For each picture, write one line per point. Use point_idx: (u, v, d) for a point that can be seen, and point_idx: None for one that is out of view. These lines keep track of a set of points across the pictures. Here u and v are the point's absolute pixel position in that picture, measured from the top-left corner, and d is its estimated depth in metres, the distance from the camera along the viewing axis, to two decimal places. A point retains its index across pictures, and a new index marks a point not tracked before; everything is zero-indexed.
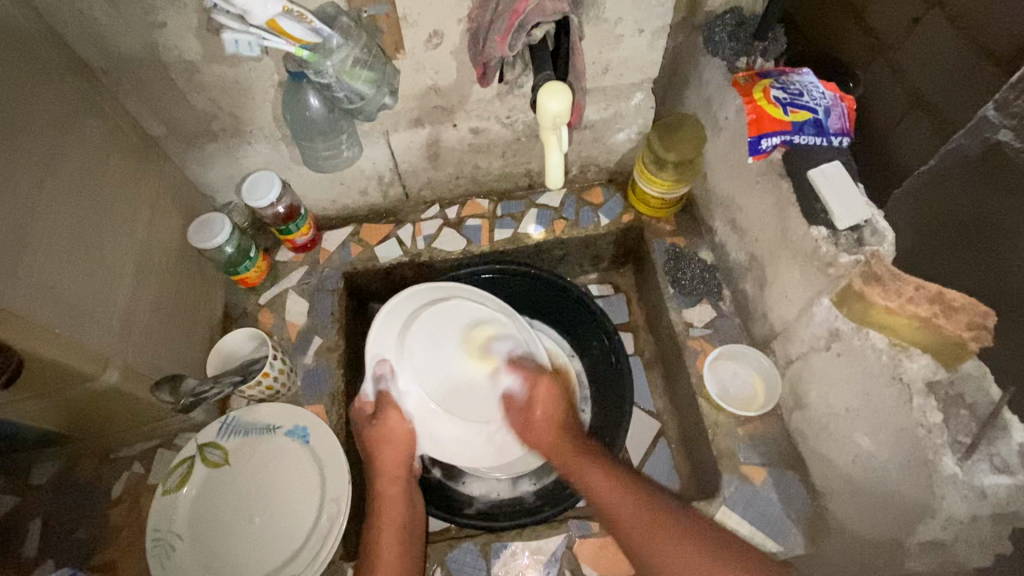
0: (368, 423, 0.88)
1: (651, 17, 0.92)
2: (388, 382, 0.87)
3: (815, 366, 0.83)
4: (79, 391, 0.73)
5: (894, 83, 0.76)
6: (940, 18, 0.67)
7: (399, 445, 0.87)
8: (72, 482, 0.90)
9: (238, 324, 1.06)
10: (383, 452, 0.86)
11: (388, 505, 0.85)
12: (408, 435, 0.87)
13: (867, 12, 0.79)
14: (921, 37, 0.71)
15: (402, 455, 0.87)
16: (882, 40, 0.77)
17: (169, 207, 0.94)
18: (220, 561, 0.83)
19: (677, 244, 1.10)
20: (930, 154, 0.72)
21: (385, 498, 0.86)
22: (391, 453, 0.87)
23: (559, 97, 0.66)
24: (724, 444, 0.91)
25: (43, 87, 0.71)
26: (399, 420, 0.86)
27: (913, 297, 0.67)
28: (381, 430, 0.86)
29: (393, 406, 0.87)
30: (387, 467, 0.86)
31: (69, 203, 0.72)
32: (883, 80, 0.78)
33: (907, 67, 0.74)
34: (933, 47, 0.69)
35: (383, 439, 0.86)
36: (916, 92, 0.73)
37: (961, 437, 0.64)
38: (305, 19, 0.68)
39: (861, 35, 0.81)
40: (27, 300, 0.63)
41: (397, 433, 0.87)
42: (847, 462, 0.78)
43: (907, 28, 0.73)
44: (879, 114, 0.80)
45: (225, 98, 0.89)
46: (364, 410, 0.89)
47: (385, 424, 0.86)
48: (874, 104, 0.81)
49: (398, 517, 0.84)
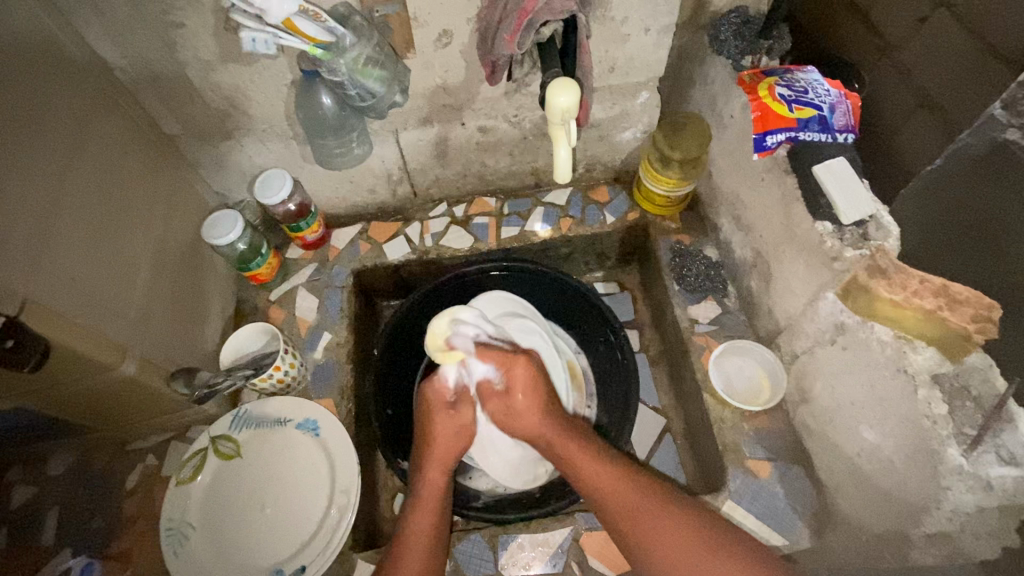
0: (442, 410, 0.85)
1: (657, 16, 0.93)
2: (473, 377, 0.86)
3: (820, 360, 0.83)
4: (97, 382, 0.75)
5: (899, 83, 0.77)
6: (945, 17, 0.67)
7: (459, 442, 0.86)
8: (87, 472, 0.92)
9: (249, 319, 1.08)
10: (438, 440, 0.85)
11: (431, 494, 0.82)
12: (470, 435, 0.86)
13: (872, 12, 0.79)
14: (925, 36, 0.71)
15: (456, 450, 0.85)
16: (887, 40, 0.78)
17: (183, 204, 0.96)
18: (232, 551, 0.85)
19: (682, 241, 1.11)
20: (936, 152, 0.72)
21: (428, 485, 0.83)
22: (450, 445, 0.85)
23: (569, 91, 0.68)
24: (730, 439, 0.91)
25: (65, 86, 0.73)
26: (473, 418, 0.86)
27: (918, 289, 0.68)
28: (456, 418, 0.85)
29: (472, 403, 0.86)
30: (443, 458, 0.84)
31: (91, 199, 0.74)
32: (889, 81, 0.78)
33: (913, 66, 0.74)
34: (938, 45, 0.69)
35: (453, 428, 0.85)
36: (923, 91, 0.73)
37: (967, 429, 0.64)
38: (320, 18, 0.70)
39: (865, 34, 0.81)
40: (50, 292, 0.65)
41: (466, 427, 0.86)
42: (852, 454, 0.78)
43: (912, 27, 0.73)
44: (884, 113, 0.80)
45: (240, 98, 0.91)
46: (442, 395, 0.86)
47: (460, 416, 0.86)
48: (879, 104, 0.81)
49: (436, 506, 0.81)
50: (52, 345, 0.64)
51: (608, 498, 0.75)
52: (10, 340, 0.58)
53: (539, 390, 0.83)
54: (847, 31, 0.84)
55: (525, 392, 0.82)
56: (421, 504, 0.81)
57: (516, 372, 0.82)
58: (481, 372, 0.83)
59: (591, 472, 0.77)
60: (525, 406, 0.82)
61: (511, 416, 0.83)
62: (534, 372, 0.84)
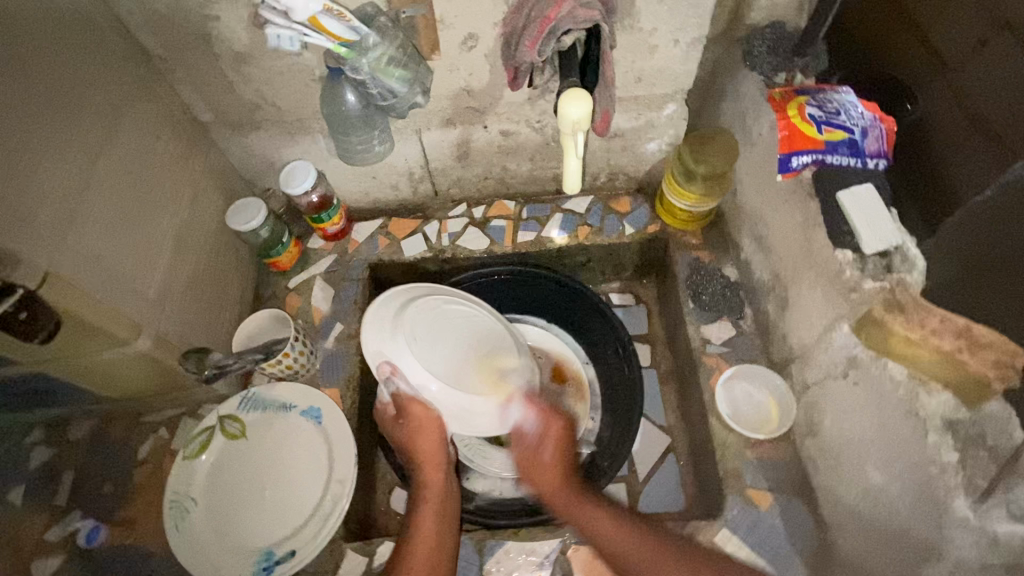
0: (394, 424, 0.93)
1: (687, 28, 0.91)
2: (397, 384, 0.90)
3: (831, 394, 0.80)
4: (113, 353, 0.78)
5: (953, 106, 0.69)
6: (1009, 40, 0.61)
7: (432, 432, 0.90)
8: (104, 438, 0.97)
9: (266, 305, 1.11)
10: (421, 446, 0.89)
11: (433, 493, 0.88)
12: (437, 422, 0.90)
13: (929, 31, 0.72)
14: (990, 56, 0.63)
15: (436, 441, 0.89)
16: (946, 61, 0.70)
17: (210, 189, 0.99)
18: (229, 529, 0.87)
19: (701, 258, 1.09)
20: (987, 181, 0.63)
21: (429, 486, 0.88)
22: (425, 441, 0.89)
23: (581, 104, 0.67)
24: (732, 465, 0.89)
25: (105, 73, 0.77)
26: (424, 411, 0.90)
27: (937, 329, 0.65)
28: (410, 426, 0.90)
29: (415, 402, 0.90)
30: (427, 456, 0.89)
31: (118, 179, 0.77)
32: (943, 104, 0.71)
33: (969, 90, 0.66)
34: (999, 69, 0.62)
35: (417, 432, 0.90)
36: (978, 117, 0.65)
37: (978, 480, 0.60)
38: (344, 16, 0.71)
39: (921, 56, 0.74)
40: (74, 267, 0.68)
41: (425, 423, 0.89)
42: (857, 494, 0.75)
43: (973, 49, 0.66)
44: (934, 141, 0.72)
45: (270, 91, 0.94)
46: (386, 412, 0.95)
47: (410, 422, 0.90)
48: (929, 131, 0.73)
49: (439, 506, 0.86)
50: (62, 321, 0.68)
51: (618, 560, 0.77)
52: (25, 311, 0.62)
53: (566, 451, 0.91)
54: (903, 51, 0.77)
55: (555, 443, 0.91)
56: (425, 505, 0.86)
57: (552, 427, 0.91)
58: (518, 417, 0.92)
59: (605, 526, 0.80)
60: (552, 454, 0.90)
61: (533, 467, 0.90)
62: (569, 432, 0.92)
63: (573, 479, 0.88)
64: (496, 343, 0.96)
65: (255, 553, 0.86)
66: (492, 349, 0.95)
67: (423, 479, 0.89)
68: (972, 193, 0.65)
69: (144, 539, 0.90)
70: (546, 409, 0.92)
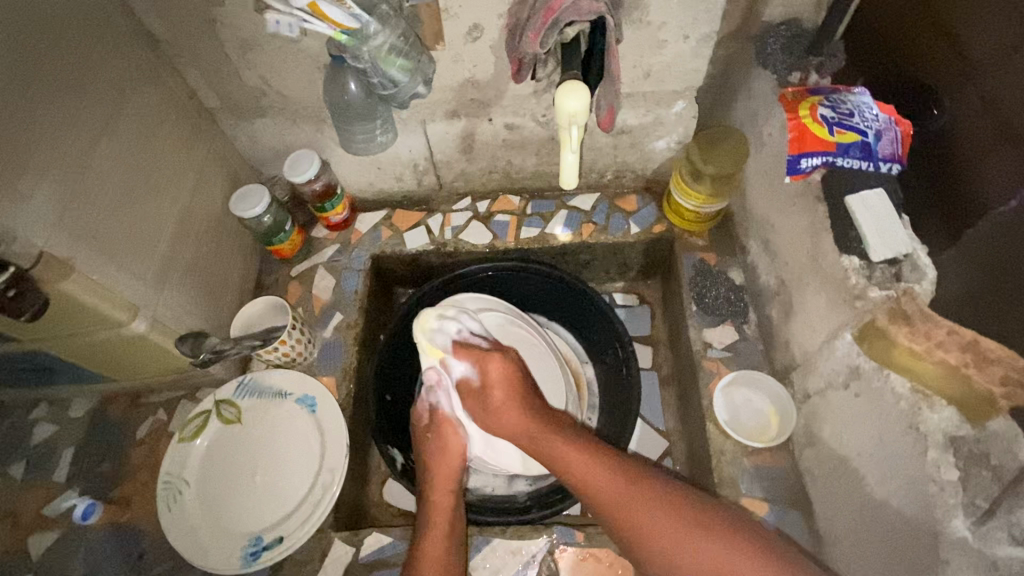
0: (425, 436, 0.92)
1: (697, 24, 0.90)
2: (438, 395, 0.91)
3: (832, 404, 0.78)
4: (108, 333, 0.79)
5: (983, 114, 0.64)
6: None
7: (455, 454, 0.89)
8: (103, 417, 0.99)
9: (268, 292, 1.12)
10: (438, 467, 0.89)
11: (441, 513, 0.83)
12: (462, 450, 0.90)
13: (959, 30, 0.67)
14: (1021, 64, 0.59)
15: (456, 462, 0.89)
16: (972, 62, 0.65)
17: (214, 175, 1.00)
18: (219, 513, 0.88)
19: (706, 260, 1.07)
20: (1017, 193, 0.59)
21: (436, 511, 0.84)
22: (446, 461, 0.89)
23: (578, 95, 0.66)
24: (727, 473, 0.87)
25: (109, 55, 0.78)
26: (456, 434, 0.90)
27: (943, 341, 0.62)
28: (436, 442, 0.91)
29: (448, 421, 0.90)
30: (443, 477, 0.88)
31: (119, 162, 0.77)
32: (971, 113, 0.66)
33: (1001, 96, 0.62)
34: None
35: (438, 450, 0.90)
36: (1009, 122, 0.60)
37: (979, 501, 0.58)
38: (344, 3, 0.69)
39: (950, 57, 0.69)
40: (70, 247, 0.68)
41: (453, 445, 0.90)
42: (854, 510, 0.73)
43: (1006, 52, 0.61)
44: (961, 146, 0.68)
45: (275, 78, 0.94)
46: (420, 420, 0.94)
47: (439, 437, 0.91)
48: (957, 136, 0.68)
49: (448, 519, 0.83)
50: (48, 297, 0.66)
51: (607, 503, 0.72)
52: (14, 290, 0.61)
53: (516, 385, 0.84)
54: (930, 51, 0.72)
55: (498, 383, 0.85)
56: (435, 518, 0.83)
57: (488, 371, 0.85)
58: (460, 370, 0.88)
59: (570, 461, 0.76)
60: (501, 399, 0.83)
61: (489, 415, 0.85)
62: (512, 368, 0.86)
63: (533, 404, 0.84)
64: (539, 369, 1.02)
65: (245, 538, 0.86)
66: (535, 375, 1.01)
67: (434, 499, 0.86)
68: (1002, 204, 0.61)
69: (138, 518, 0.92)
70: (479, 351, 0.88)
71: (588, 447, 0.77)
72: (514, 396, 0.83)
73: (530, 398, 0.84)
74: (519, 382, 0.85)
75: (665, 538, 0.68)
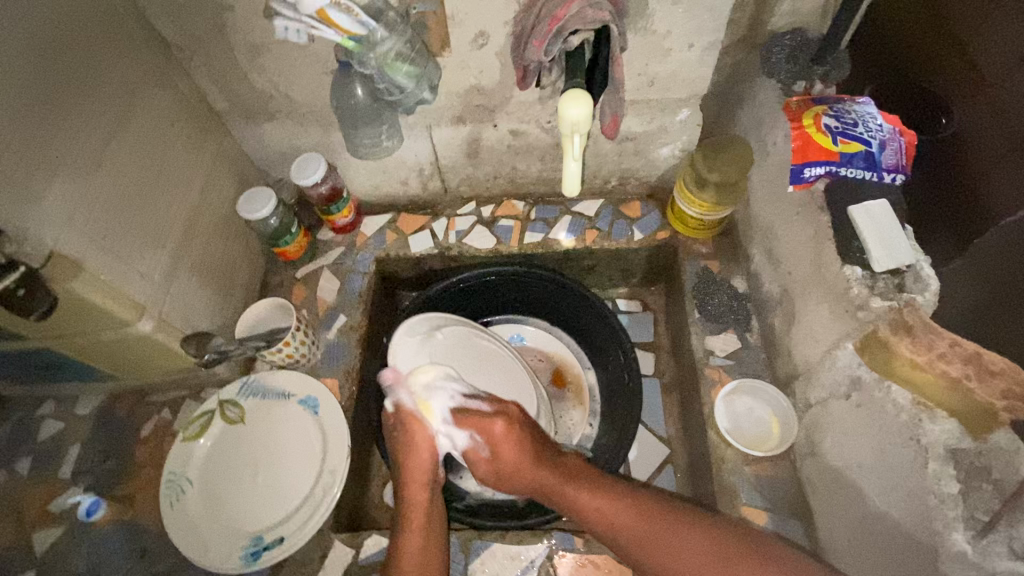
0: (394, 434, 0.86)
1: (703, 33, 0.90)
2: (403, 393, 0.87)
3: (833, 414, 0.78)
4: (115, 333, 0.80)
5: (991, 124, 0.64)
6: None
7: (422, 454, 0.83)
8: (110, 414, 1.00)
9: (273, 293, 1.13)
10: (408, 465, 0.84)
11: (416, 514, 0.81)
12: (431, 443, 0.83)
13: (971, 42, 0.67)
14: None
15: (426, 462, 0.83)
16: (985, 76, 0.65)
17: (222, 177, 1.01)
18: (220, 512, 0.89)
19: (710, 267, 1.07)
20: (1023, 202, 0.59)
21: (413, 508, 0.82)
22: (414, 463, 0.84)
23: (581, 104, 0.66)
24: (727, 482, 0.86)
25: (121, 57, 0.79)
26: (425, 433, 0.84)
27: (946, 353, 0.62)
28: (404, 443, 0.85)
29: (415, 420, 0.84)
30: (413, 477, 0.83)
31: (129, 163, 0.79)
32: (979, 122, 0.65)
33: (1005, 108, 0.62)
34: None
35: (407, 450, 0.84)
36: (1014, 133, 0.60)
37: (979, 515, 0.58)
38: (353, 12, 0.71)
39: (960, 68, 0.68)
40: (81, 247, 0.70)
41: (420, 444, 0.83)
42: (855, 520, 0.73)
43: (1015, 63, 0.61)
44: (965, 156, 0.68)
45: (284, 82, 0.95)
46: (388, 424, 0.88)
47: (408, 436, 0.84)
48: (963, 146, 0.68)
49: (424, 523, 0.81)
50: (57, 298, 0.67)
51: (624, 532, 0.72)
52: (25, 289, 0.62)
53: (522, 441, 0.80)
54: (940, 62, 0.72)
55: (503, 442, 0.80)
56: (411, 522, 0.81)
57: (490, 432, 0.80)
58: (463, 439, 0.83)
59: (584, 499, 0.75)
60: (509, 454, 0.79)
61: (504, 477, 0.81)
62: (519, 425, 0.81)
63: (543, 455, 0.80)
64: (505, 379, 0.98)
65: (244, 538, 0.87)
66: (500, 386, 0.97)
67: (408, 498, 0.83)
68: (1005, 214, 0.61)
69: (142, 515, 0.93)
70: (481, 416, 0.82)
71: (611, 491, 0.75)
72: (522, 450, 0.79)
73: (539, 447, 0.81)
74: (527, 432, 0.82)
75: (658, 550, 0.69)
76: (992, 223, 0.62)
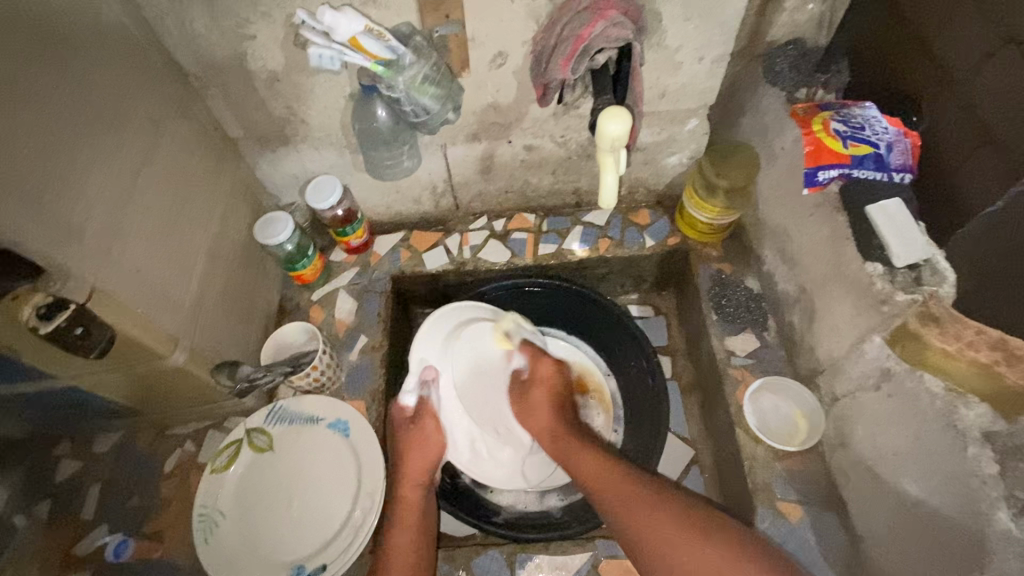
0: (405, 426, 0.95)
1: (712, 45, 0.94)
2: (431, 389, 0.97)
3: (863, 406, 0.81)
4: (148, 365, 0.79)
5: (964, 117, 0.69)
6: (1014, 53, 0.61)
7: (428, 454, 0.93)
8: (131, 450, 0.98)
9: (290, 317, 1.12)
10: (413, 459, 0.92)
11: (408, 510, 0.89)
12: (438, 446, 0.94)
13: (936, 44, 0.72)
14: (994, 69, 0.64)
15: (427, 464, 0.92)
16: (952, 74, 0.70)
17: (239, 203, 1.01)
18: (258, 543, 0.87)
19: (723, 270, 1.10)
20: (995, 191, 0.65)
21: (405, 503, 0.90)
22: (418, 459, 0.93)
23: (619, 121, 0.71)
24: (762, 478, 0.89)
25: (147, 89, 0.79)
26: (435, 431, 0.94)
27: (973, 341, 0.64)
28: (415, 436, 0.93)
29: (432, 415, 0.95)
30: (411, 474, 0.91)
31: (157, 195, 0.79)
32: (951, 118, 0.71)
33: (973, 103, 0.67)
34: (1003, 80, 0.62)
35: (415, 445, 0.93)
36: (984, 128, 0.66)
37: (1019, 493, 0.61)
38: (383, 36, 0.73)
39: (929, 70, 0.74)
40: (119, 283, 0.70)
41: (428, 442, 0.93)
42: (893, 506, 0.76)
43: (978, 63, 0.66)
44: (945, 150, 0.73)
45: (301, 107, 0.95)
46: (403, 413, 0.95)
47: (421, 431, 0.94)
48: (940, 139, 0.74)
49: (417, 524, 0.88)
50: (115, 333, 0.69)
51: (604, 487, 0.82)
52: (79, 327, 0.64)
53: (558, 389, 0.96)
54: (911, 63, 0.77)
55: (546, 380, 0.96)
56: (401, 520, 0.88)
57: (542, 368, 0.97)
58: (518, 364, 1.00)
59: (584, 456, 0.87)
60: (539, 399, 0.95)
61: (525, 407, 0.96)
62: (561, 376, 0.97)
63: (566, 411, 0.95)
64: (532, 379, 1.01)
65: (284, 568, 0.86)
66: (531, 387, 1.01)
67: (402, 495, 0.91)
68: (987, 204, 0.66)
69: (172, 552, 0.90)
70: (539, 355, 0.98)
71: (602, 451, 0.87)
72: (552, 414, 0.94)
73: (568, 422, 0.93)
74: (559, 393, 0.96)
75: (646, 521, 0.76)
76: (975, 214, 0.68)
